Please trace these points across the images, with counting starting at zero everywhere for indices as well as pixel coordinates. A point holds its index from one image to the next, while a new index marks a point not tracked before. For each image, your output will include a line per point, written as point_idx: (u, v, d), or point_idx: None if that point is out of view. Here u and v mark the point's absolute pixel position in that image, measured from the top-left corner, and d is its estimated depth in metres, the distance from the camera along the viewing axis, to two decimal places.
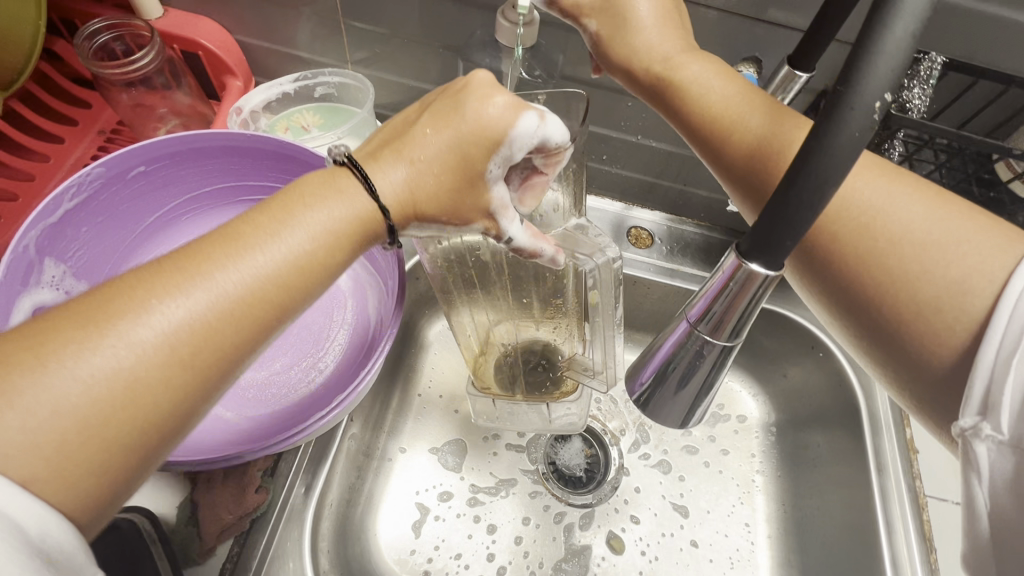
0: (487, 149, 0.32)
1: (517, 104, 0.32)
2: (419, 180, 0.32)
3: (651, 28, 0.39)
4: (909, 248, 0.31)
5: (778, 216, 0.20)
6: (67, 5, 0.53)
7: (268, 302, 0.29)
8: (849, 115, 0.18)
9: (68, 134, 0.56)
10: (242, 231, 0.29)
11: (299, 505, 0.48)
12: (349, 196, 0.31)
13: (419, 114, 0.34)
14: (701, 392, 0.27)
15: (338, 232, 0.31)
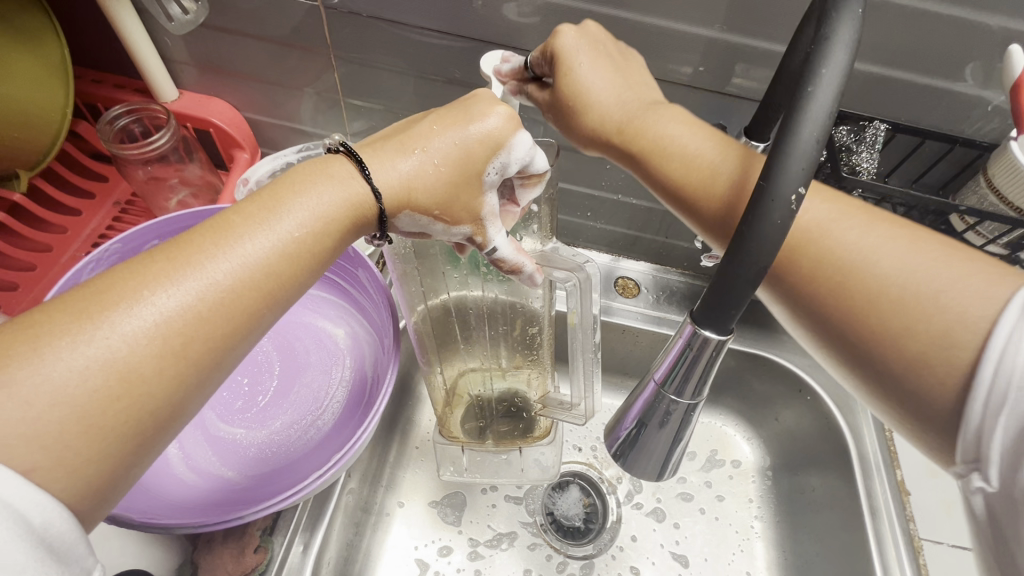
0: (487, 150, 0.35)
1: (511, 112, 0.36)
2: (420, 172, 0.35)
3: (606, 95, 0.40)
4: (889, 300, 0.31)
5: (722, 290, 0.23)
6: (92, 92, 0.58)
7: (258, 292, 0.31)
8: (770, 206, 0.21)
9: (85, 208, 0.59)
10: (232, 221, 0.32)
11: (296, 564, 0.47)
12: (342, 187, 0.34)
13: (425, 117, 0.38)
14: (674, 444, 0.29)
15: (328, 218, 0.33)
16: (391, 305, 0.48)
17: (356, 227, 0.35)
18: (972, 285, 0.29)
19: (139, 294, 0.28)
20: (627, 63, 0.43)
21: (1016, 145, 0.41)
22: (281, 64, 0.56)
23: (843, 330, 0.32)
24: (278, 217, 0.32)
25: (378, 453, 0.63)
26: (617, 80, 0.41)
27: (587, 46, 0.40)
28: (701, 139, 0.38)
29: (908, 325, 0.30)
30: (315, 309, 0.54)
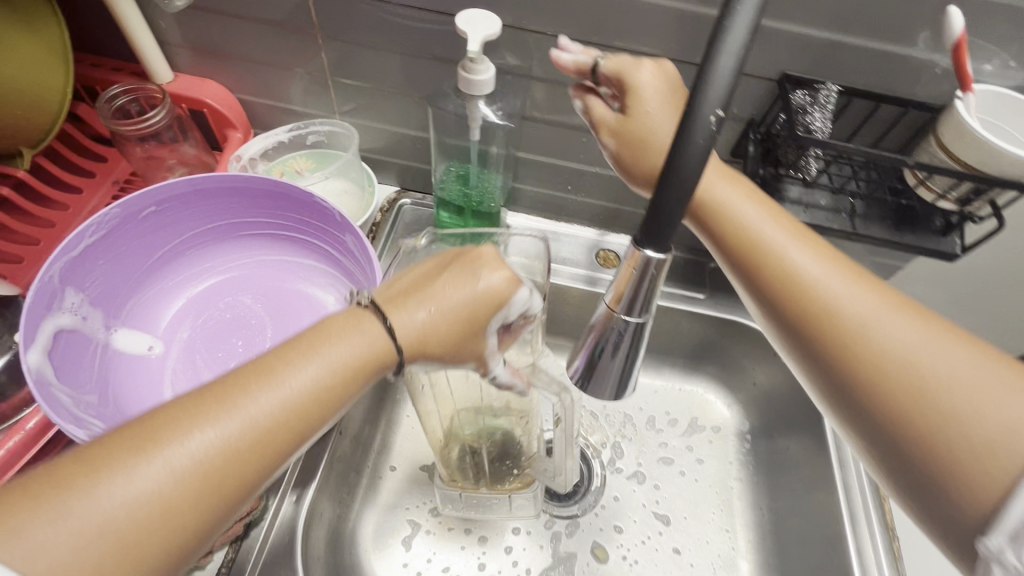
0: (491, 307, 0.37)
1: (506, 271, 0.38)
2: (432, 327, 0.36)
3: (671, 137, 0.43)
4: (949, 398, 0.32)
5: (655, 210, 0.26)
6: (90, 75, 0.61)
7: (288, 430, 0.33)
8: (692, 128, 0.24)
9: (87, 186, 0.61)
10: (273, 365, 0.34)
11: (289, 515, 0.49)
12: (364, 331, 0.35)
13: (436, 269, 0.38)
14: (627, 365, 0.32)
15: (353, 366, 0.35)
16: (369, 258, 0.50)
17: (375, 373, 0.36)
18: (960, 366, 0.33)
19: (186, 433, 0.30)
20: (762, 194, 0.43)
21: (960, 103, 0.44)
22: (272, 46, 0.58)
23: (893, 424, 0.34)
24: (307, 360, 0.34)
25: (370, 420, 0.66)
26: (745, 202, 0.41)
27: (661, 92, 0.44)
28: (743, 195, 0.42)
29: (888, 382, 0.34)
30: (306, 278, 0.55)
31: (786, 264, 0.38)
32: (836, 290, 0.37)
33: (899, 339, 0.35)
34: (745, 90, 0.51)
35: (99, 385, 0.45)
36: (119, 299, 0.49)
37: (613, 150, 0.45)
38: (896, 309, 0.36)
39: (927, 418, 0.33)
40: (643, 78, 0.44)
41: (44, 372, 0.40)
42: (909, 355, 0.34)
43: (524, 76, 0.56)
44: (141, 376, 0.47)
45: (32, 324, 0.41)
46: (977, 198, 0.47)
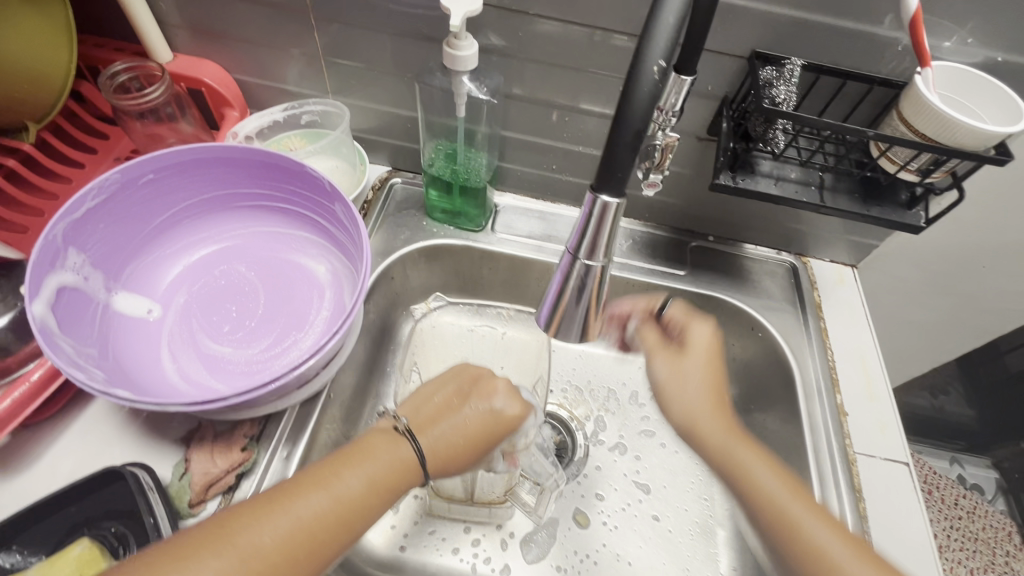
0: (500, 429, 0.50)
1: (510, 392, 0.51)
2: (454, 446, 0.47)
3: (696, 320, 0.54)
4: (806, 544, 0.42)
5: (609, 156, 0.28)
6: (92, 54, 0.63)
7: (336, 522, 0.39)
8: (639, 75, 0.26)
9: (88, 160, 0.63)
10: (327, 476, 0.41)
11: (279, 470, 0.50)
12: (397, 452, 0.44)
13: (461, 399, 0.50)
14: (592, 307, 0.34)
15: (384, 481, 0.42)
16: (356, 222, 0.52)
17: (396, 487, 0.43)
18: (798, 507, 0.43)
19: (258, 529, 0.36)
20: (724, 385, 0.51)
21: (919, 79, 0.46)
22: (268, 27, 0.61)
23: (802, 554, 0.42)
24: (349, 471, 0.41)
25: (362, 390, 0.68)
26: (694, 380, 0.50)
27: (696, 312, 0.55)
28: (702, 324, 0.53)
29: (760, 511, 0.44)
30: (300, 249, 0.58)
31: (698, 404, 0.49)
32: (764, 476, 0.45)
33: (767, 484, 0.45)
34: (719, 67, 0.53)
35: (99, 341, 0.47)
36: (117, 261, 0.51)
37: (658, 382, 0.52)
38: (759, 461, 0.46)
39: (780, 528, 0.43)
40: (699, 333, 0.53)
41: (48, 322, 0.43)
42: (770, 489, 0.45)
43: (507, 55, 0.58)
44: (140, 335, 0.50)
45: (37, 278, 0.43)
46: (937, 169, 0.49)
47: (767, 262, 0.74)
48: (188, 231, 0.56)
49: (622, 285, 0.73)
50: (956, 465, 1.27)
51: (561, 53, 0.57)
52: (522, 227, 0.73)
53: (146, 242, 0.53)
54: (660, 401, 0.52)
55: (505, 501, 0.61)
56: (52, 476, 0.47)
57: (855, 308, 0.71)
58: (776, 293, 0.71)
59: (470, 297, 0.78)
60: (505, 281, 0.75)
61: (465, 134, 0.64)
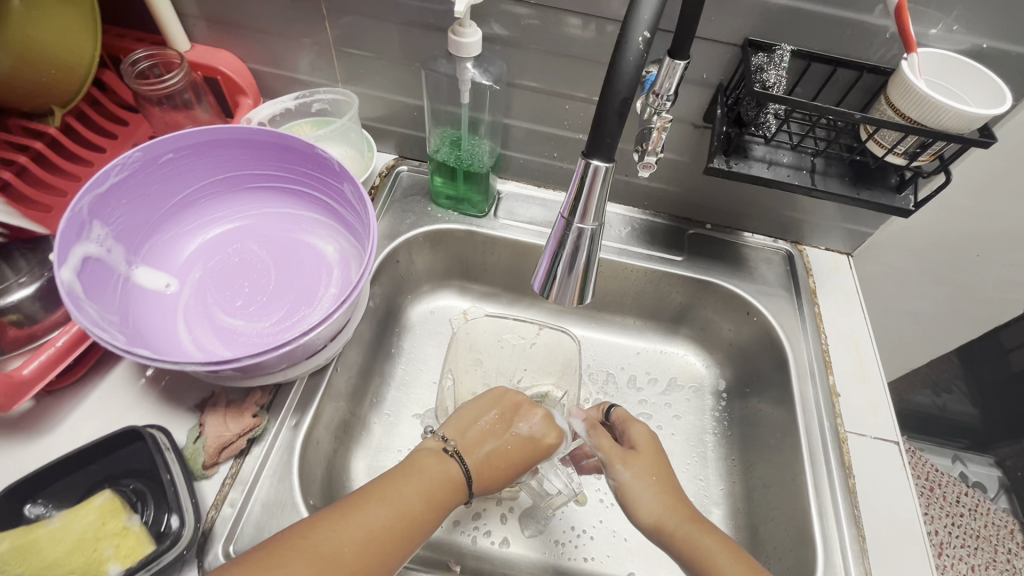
0: (539, 448, 0.57)
1: (545, 420, 0.57)
2: (499, 462, 0.54)
3: (641, 431, 0.59)
4: None
5: (599, 121, 0.30)
6: (114, 44, 0.66)
7: (400, 532, 0.44)
8: (626, 44, 0.28)
9: (109, 146, 0.66)
10: (390, 489, 0.46)
11: (288, 437, 0.53)
12: (447, 469, 0.50)
13: (502, 422, 0.57)
14: (585, 270, 0.36)
15: (439, 492, 0.48)
16: (363, 200, 0.54)
17: (448, 499, 0.49)
18: (724, 558, 0.47)
19: (336, 534, 0.41)
20: (677, 486, 0.55)
21: (906, 64, 0.48)
22: (281, 17, 0.63)
23: None
24: (405, 487, 0.47)
25: (368, 369, 0.70)
26: (649, 481, 0.54)
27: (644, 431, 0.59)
28: (655, 452, 0.57)
29: (687, 560, 0.49)
30: (309, 230, 0.60)
31: (656, 508, 0.53)
32: (708, 542, 0.49)
33: (712, 550, 0.48)
34: (714, 55, 0.55)
35: (120, 310, 0.50)
36: (137, 235, 0.53)
37: (623, 484, 0.55)
38: (684, 522, 0.51)
39: (697, 568, 0.48)
40: (641, 437, 0.58)
41: (74, 288, 0.45)
42: (719, 561, 0.47)
43: (510, 45, 0.61)
44: (158, 306, 0.52)
45: (65, 247, 0.45)
46: (923, 152, 0.51)
47: (764, 250, 0.76)
48: (204, 210, 0.58)
49: (621, 271, 0.75)
50: (958, 463, 1.27)
51: (562, 42, 0.59)
52: (525, 213, 0.75)
53: (164, 219, 0.56)
54: (625, 508, 0.55)
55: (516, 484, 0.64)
56: (74, 438, 0.50)
57: (850, 294, 0.72)
58: (771, 279, 0.73)
59: (474, 282, 0.80)
60: (507, 266, 0.77)
61: (469, 122, 0.67)
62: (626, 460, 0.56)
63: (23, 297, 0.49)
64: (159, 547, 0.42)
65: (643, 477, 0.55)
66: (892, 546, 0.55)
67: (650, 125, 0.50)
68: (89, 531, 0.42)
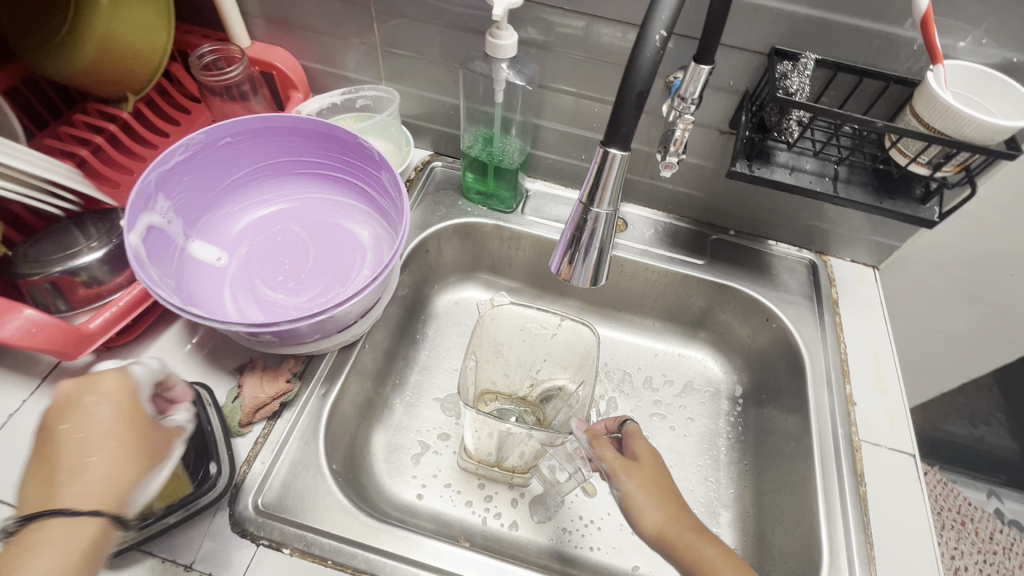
0: (132, 397, 0.44)
1: (112, 389, 0.43)
2: (101, 468, 0.41)
3: (645, 447, 0.58)
4: None
5: (617, 114, 0.33)
6: (183, 39, 0.73)
7: (70, 575, 0.37)
8: (645, 43, 0.31)
9: (172, 131, 0.72)
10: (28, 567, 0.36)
11: (317, 405, 0.57)
12: (68, 529, 0.38)
13: (64, 426, 0.42)
14: (601, 251, 0.39)
15: (69, 548, 0.38)
16: (398, 186, 0.58)
17: (95, 544, 0.39)
18: (726, 567, 0.48)
19: None
20: (678, 497, 0.55)
21: (931, 75, 0.49)
22: (334, 18, 0.68)
23: None
24: None
25: (394, 351, 0.74)
26: (653, 493, 0.54)
27: (647, 449, 0.58)
28: (662, 471, 0.56)
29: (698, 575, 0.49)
30: (347, 216, 0.64)
31: (659, 518, 0.52)
32: (711, 554, 0.49)
33: (715, 562, 0.49)
34: (740, 62, 0.57)
35: (175, 277, 0.55)
36: (194, 211, 0.59)
37: (626, 494, 0.54)
38: (687, 532, 0.51)
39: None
40: (644, 449, 0.58)
41: (139, 252, 0.50)
42: (722, 569, 0.48)
43: (544, 48, 0.64)
44: (207, 275, 0.57)
45: (134, 215, 0.51)
46: (947, 162, 0.51)
47: (788, 259, 0.76)
48: (254, 192, 0.63)
49: (642, 271, 0.76)
50: (994, 499, 1.20)
51: (594, 47, 0.62)
52: (551, 211, 0.78)
53: (218, 198, 0.61)
54: (631, 518, 0.54)
55: (528, 471, 0.66)
56: None
57: (873, 307, 0.72)
58: (793, 288, 0.73)
59: (499, 276, 0.83)
60: (531, 261, 0.80)
61: (502, 121, 0.70)
62: (634, 474, 0.55)
63: (91, 261, 0.54)
64: (196, 490, 0.47)
65: (654, 492, 0.54)
66: (901, 555, 0.54)
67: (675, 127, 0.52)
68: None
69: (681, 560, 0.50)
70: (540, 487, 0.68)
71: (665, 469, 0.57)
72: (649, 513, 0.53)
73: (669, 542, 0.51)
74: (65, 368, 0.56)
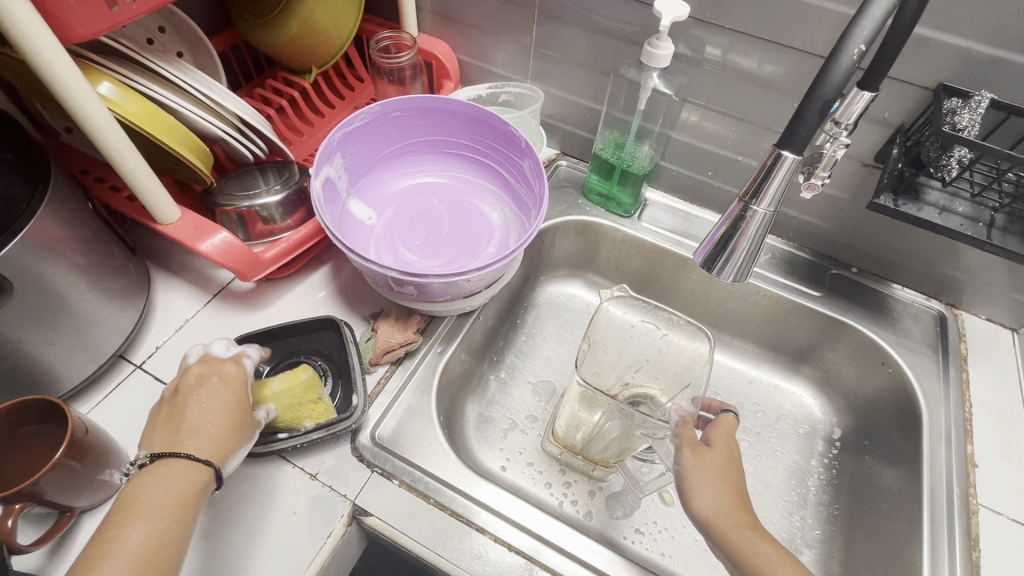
0: (240, 383, 0.49)
1: (225, 372, 0.48)
2: (214, 431, 0.45)
3: (721, 438, 0.58)
4: None
5: (795, 120, 0.36)
6: (363, 26, 0.82)
7: (176, 515, 0.41)
8: (839, 56, 0.34)
9: (337, 104, 0.82)
10: (140, 497, 0.41)
11: (433, 359, 0.62)
12: (179, 472, 0.42)
13: (188, 392, 0.47)
14: (752, 247, 0.43)
15: (178, 490, 0.41)
16: (540, 173, 0.62)
17: (197, 495, 0.42)
18: (787, 569, 0.45)
19: (115, 541, 0.38)
20: (742, 490, 0.53)
21: None
22: (497, 19, 0.75)
23: None
24: (130, 522, 0.39)
25: (499, 329, 0.78)
26: (713, 477, 0.53)
27: (724, 440, 0.57)
28: (734, 462, 0.55)
29: (744, 565, 0.47)
30: (481, 197, 0.70)
31: (713, 502, 0.51)
32: (767, 551, 0.47)
33: (771, 558, 0.46)
34: (900, 95, 0.56)
35: (336, 225, 0.62)
36: (357, 173, 0.66)
37: (684, 468, 0.54)
38: (741, 526, 0.49)
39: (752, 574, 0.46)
40: (720, 439, 0.57)
41: (318, 197, 0.58)
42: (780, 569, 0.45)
43: (692, 63, 0.66)
44: (359, 229, 0.65)
45: (318, 166, 0.59)
46: None
47: (912, 305, 0.73)
48: (405, 163, 0.70)
49: (753, 293, 0.76)
50: None
51: (747, 67, 0.63)
52: (667, 221, 0.80)
53: (377, 165, 0.68)
54: (684, 495, 0.53)
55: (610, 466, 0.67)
56: (280, 316, 0.63)
57: (1007, 370, 0.67)
58: (916, 336, 0.70)
59: (602, 277, 0.86)
60: (639, 268, 0.82)
61: (638, 130, 0.73)
62: (700, 454, 0.55)
63: (268, 202, 0.62)
64: (338, 415, 0.53)
65: (717, 475, 0.53)
66: None
67: (825, 149, 0.50)
68: (298, 394, 0.52)
69: (723, 543, 0.49)
70: (619, 484, 0.69)
71: (738, 464, 0.56)
72: (700, 490, 0.52)
73: (714, 523, 0.50)
74: (233, 289, 0.65)
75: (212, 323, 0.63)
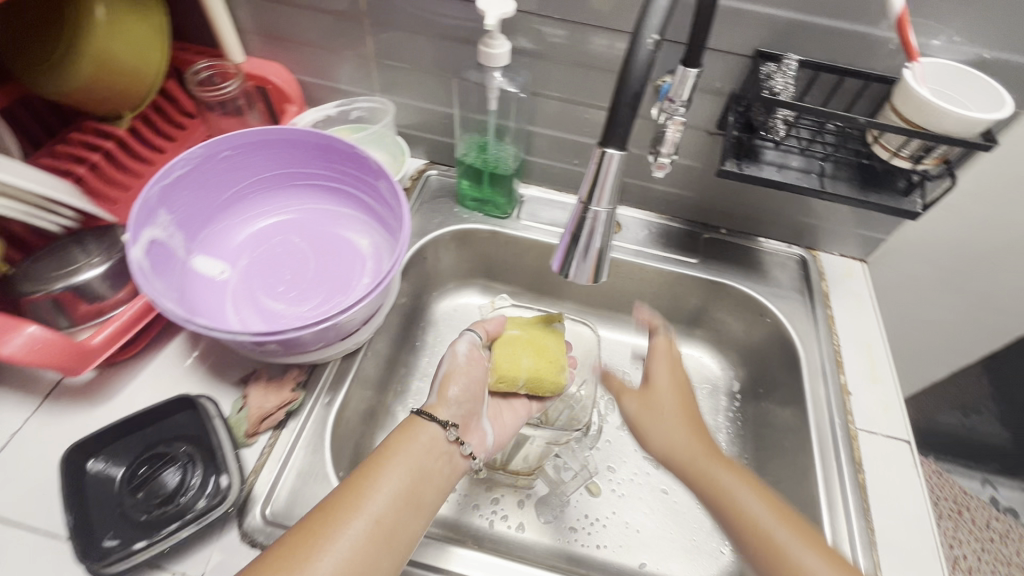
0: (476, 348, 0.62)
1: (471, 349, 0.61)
2: (451, 387, 0.58)
3: (661, 367, 0.58)
4: None
5: (611, 119, 0.36)
6: (179, 57, 0.74)
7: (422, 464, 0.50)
8: (636, 49, 0.34)
9: (168, 146, 0.73)
10: (387, 451, 0.50)
11: (321, 412, 0.57)
12: (431, 432, 0.53)
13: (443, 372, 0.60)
14: (602, 246, 0.42)
15: (422, 447, 0.51)
16: (396, 194, 0.59)
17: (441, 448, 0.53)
18: (747, 494, 0.47)
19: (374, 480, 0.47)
20: (696, 415, 0.54)
21: (908, 73, 0.51)
22: (327, 32, 0.69)
23: None
24: (388, 463, 0.49)
25: (396, 358, 0.74)
26: (662, 413, 0.54)
27: (665, 365, 0.58)
28: (680, 386, 0.56)
29: (710, 497, 0.48)
30: (344, 225, 0.65)
31: (666, 437, 0.52)
32: (727, 478, 0.48)
33: (733, 486, 0.47)
34: (725, 65, 0.59)
35: (178, 289, 0.55)
36: (194, 224, 0.59)
37: (631, 417, 0.56)
38: (700, 455, 0.50)
39: (717, 499, 0.48)
40: (661, 369, 0.58)
41: (143, 265, 0.51)
42: (740, 495, 0.47)
43: (533, 57, 0.65)
44: (208, 288, 0.58)
45: (136, 230, 0.51)
46: (927, 155, 0.53)
47: (778, 255, 0.78)
48: (252, 203, 0.64)
49: (639, 271, 0.77)
50: (988, 486, 1.25)
51: (586, 54, 0.63)
52: (546, 215, 0.79)
53: (217, 212, 0.62)
54: (640, 440, 0.54)
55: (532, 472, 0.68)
56: (131, 404, 0.55)
57: (863, 298, 0.74)
58: (785, 283, 0.75)
59: (496, 280, 0.84)
60: (529, 266, 0.81)
61: (496, 129, 0.72)
62: (644, 396, 0.56)
63: (90, 278, 0.54)
64: (207, 503, 0.47)
65: (665, 407, 0.54)
66: (903, 541, 0.55)
67: (666, 128, 0.51)
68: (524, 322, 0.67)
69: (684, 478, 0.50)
70: (546, 488, 0.68)
71: (687, 385, 0.57)
72: (649, 432, 0.53)
73: (670, 459, 0.51)
74: (67, 386, 0.56)
75: (46, 432, 0.53)
